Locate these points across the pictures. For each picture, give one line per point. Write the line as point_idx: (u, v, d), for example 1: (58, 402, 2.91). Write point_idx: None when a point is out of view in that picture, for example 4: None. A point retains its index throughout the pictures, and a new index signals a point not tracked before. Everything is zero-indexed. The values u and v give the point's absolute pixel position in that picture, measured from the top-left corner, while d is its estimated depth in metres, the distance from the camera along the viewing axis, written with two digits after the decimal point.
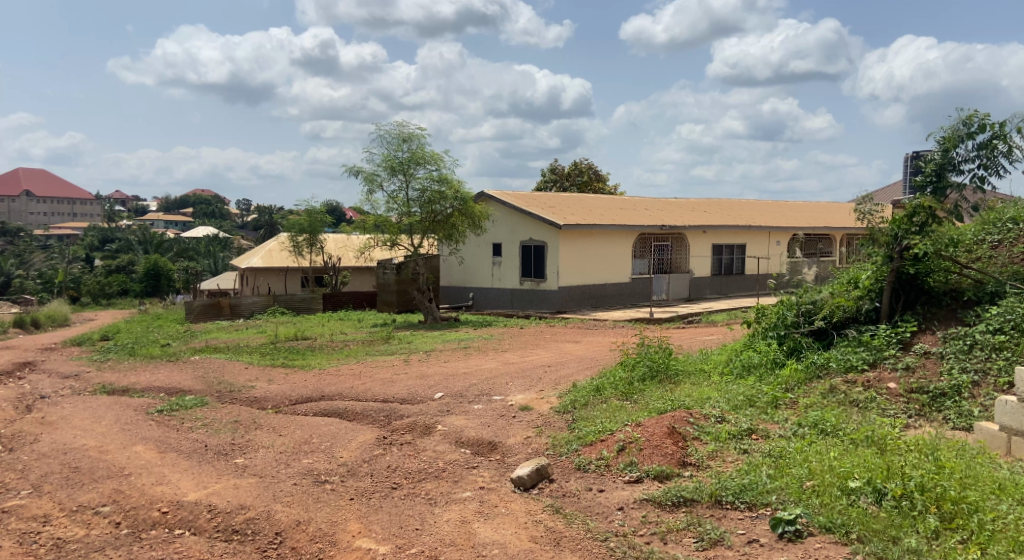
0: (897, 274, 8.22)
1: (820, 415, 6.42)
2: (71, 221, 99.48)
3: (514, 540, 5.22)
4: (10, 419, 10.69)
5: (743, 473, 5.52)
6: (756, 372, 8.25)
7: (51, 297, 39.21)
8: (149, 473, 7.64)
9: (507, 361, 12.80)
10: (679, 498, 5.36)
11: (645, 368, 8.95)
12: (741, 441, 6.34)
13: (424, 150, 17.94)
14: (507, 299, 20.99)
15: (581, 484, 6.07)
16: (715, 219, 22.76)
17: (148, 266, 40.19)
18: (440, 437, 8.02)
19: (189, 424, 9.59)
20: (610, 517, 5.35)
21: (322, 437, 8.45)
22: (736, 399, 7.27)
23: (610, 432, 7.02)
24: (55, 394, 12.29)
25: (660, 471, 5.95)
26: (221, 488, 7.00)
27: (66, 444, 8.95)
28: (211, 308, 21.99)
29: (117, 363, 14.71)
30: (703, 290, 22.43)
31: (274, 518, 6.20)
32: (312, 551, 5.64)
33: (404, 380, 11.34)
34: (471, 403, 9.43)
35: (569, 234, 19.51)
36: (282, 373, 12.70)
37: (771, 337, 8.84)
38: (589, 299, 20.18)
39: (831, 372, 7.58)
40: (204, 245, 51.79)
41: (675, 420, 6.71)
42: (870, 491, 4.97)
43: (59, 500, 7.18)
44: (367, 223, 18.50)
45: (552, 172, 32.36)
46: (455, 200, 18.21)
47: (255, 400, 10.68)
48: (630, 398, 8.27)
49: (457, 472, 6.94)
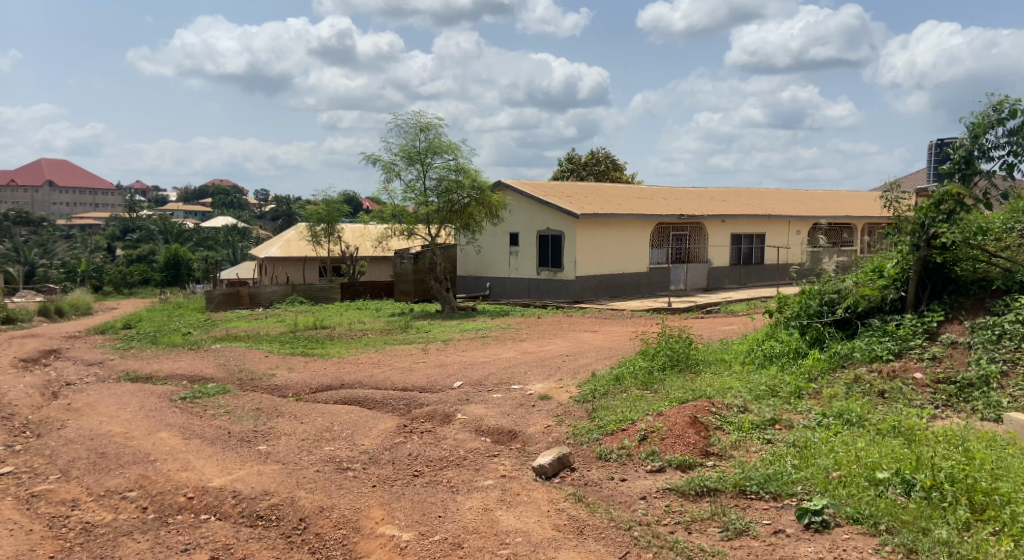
0: (923, 263, 8.14)
1: (845, 405, 6.38)
2: (93, 210, 100.55)
3: (537, 528, 5.23)
4: (38, 405, 10.87)
5: (767, 464, 5.50)
6: (778, 362, 8.22)
7: (74, 285, 39.74)
8: (174, 459, 7.73)
9: (525, 350, 12.81)
10: (702, 488, 5.35)
11: (665, 357, 8.94)
12: (765, 431, 6.31)
13: (441, 140, 17.92)
14: (524, 289, 20.99)
15: (603, 474, 6.07)
16: (734, 208, 22.61)
17: (168, 255, 40.64)
18: (460, 426, 8.05)
19: (211, 411, 9.69)
20: (633, 507, 5.35)
21: (343, 424, 8.50)
22: (759, 389, 7.25)
23: (632, 421, 7.01)
24: (80, 380, 12.47)
25: (683, 460, 5.94)
26: (245, 474, 7.07)
27: (93, 430, 9.08)
28: (231, 297, 22.14)
29: (140, 351, 14.89)
30: (722, 280, 22.33)
31: (299, 504, 6.26)
32: (336, 538, 5.68)
33: (423, 369, 11.39)
34: (490, 392, 9.46)
35: (587, 223, 19.45)
36: (302, 362, 12.79)
37: (794, 327, 8.80)
38: (606, 289, 20.15)
39: (856, 362, 7.53)
40: (223, 235, 52.26)
41: (697, 409, 6.70)
42: (899, 482, 4.94)
43: (87, 485, 7.30)
44: (384, 212, 18.54)
45: (569, 161, 32.31)
46: (472, 189, 18.18)
47: (277, 388, 10.77)
48: (650, 388, 8.26)
49: (478, 460, 6.96)
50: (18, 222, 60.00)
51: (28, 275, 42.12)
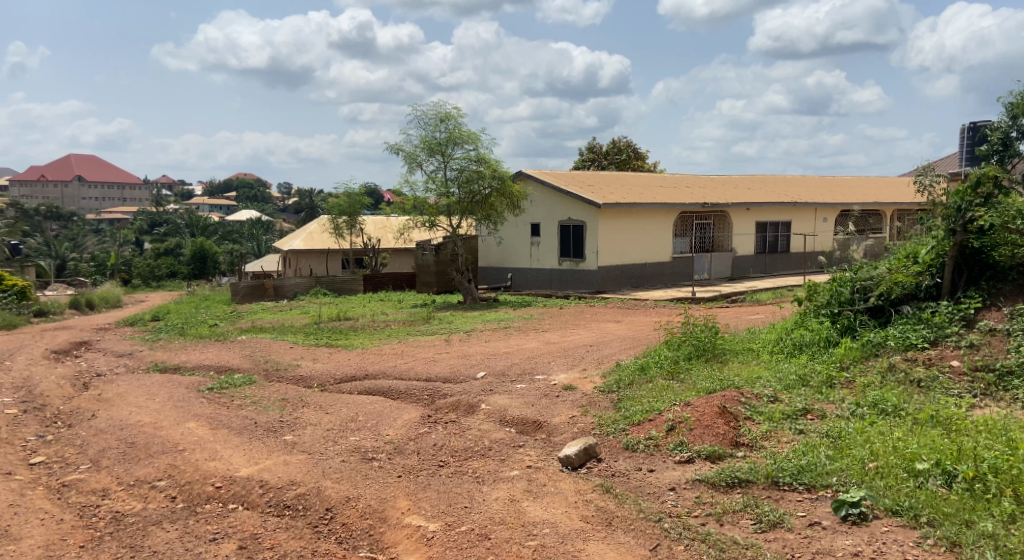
0: (959, 248, 7.96)
1: (880, 395, 6.25)
2: (120, 205, 101.69)
3: (564, 519, 5.17)
4: (69, 395, 10.99)
5: (800, 454, 5.39)
6: (808, 350, 8.09)
7: (104, 279, 40.29)
8: (202, 449, 7.76)
9: (548, 341, 12.74)
10: (734, 479, 5.26)
11: (691, 347, 8.82)
12: (796, 421, 6.20)
13: (461, 130, 17.84)
14: (546, 279, 20.90)
15: (630, 464, 5.99)
16: (759, 196, 22.36)
17: (195, 249, 41.03)
18: (485, 416, 8.00)
19: (238, 401, 9.73)
20: (663, 498, 5.26)
21: (368, 415, 8.48)
22: (789, 378, 7.14)
23: (658, 411, 6.92)
24: (110, 371, 12.59)
25: (712, 451, 5.85)
26: (272, 464, 7.07)
27: (122, 420, 9.15)
28: (255, 290, 22.27)
29: (168, 342, 15.00)
30: (747, 268, 22.11)
31: (325, 494, 6.24)
32: (363, 528, 5.65)
33: (446, 359, 11.36)
34: (513, 382, 9.41)
35: (609, 212, 19.31)
36: (326, 352, 12.81)
37: (825, 315, 8.66)
38: (628, 279, 20.02)
39: (889, 350, 7.39)
40: (247, 229, 52.68)
41: (725, 399, 6.61)
42: (939, 473, 4.82)
43: (117, 475, 7.35)
44: (406, 203, 18.52)
45: (591, 151, 32.12)
46: (493, 179, 18.07)
47: (302, 378, 10.79)
48: (676, 377, 8.16)
49: (503, 451, 6.91)
50: (49, 217, 60.86)
51: (59, 269, 42.73)
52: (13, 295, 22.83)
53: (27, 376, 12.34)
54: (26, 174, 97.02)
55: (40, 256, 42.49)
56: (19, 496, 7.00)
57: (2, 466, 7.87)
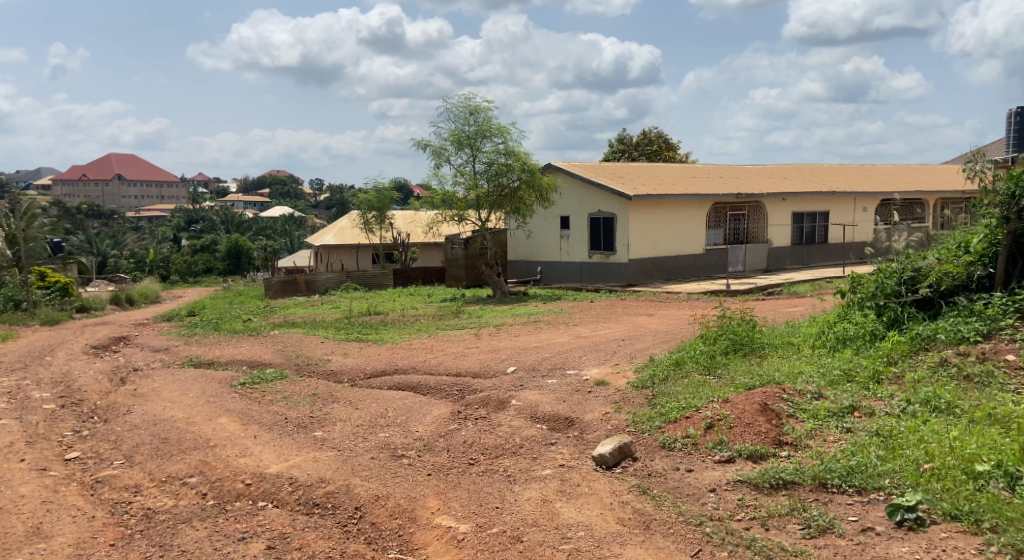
0: (1014, 236, 7.64)
1: (932, 391, 6.01)
2: (158, 203, 103.44)
3: (600, 521, 4.99)
4: (106, 390, 11.05)
5: (849, 455, 5.18)
6: (852, 345, 7.85)
7: (143, 276, 40.96)
8: (233, 445, 7.70)
9: (579, 335, 12.55)
10: (778, 480, 5.07)
11: (728, 341, 8.58)
12: (843, 419, 5.98)
13: (491, 123, 17.66)
14: (576, 272, 20.68)
15: (668, 464, 5.80)
16: (795, 186, 21.93)
17: (231, 245, 41.56)
18: (515, 412, 7.84)
19: (269, 396, 9.68)
20: (703, 500, 5.06)
21: (398, 410, 8.37)
22: (833, 374, 6.92)
23: (696, 408, 6.71)
24: (147, 366, 12.67)
25: (754, 450, 5.67)
26: (302, 461, 6.99)
27: (156, 415, 9.14)
28: (287, 285, 22.32)
29: (203, 337, 15.08)
30: (783, 260, 21.70)
31: (355, 492, 6.12)
32: (393, 528, 5.52)
33: (476, 354, 11.22)
34: (544, 377, 9.25)
35: (640, 204, 19.04)
36: (357, 347, 12.75)
37: (869, 308, 8.39)
38: (661, 272, 19.73)
39: (939, 344, 7.14)
40: (280, 224, 53.17)
41: (766, 396, 6.40)
42: (1001, 475, 4.56)
43: (149, 471, 7.33)
44: (434, 197, 18.41)
45: (621, 142, 31.80)
46: (522, 172, 17.86)
47: (332, 373, 10.74)
48: (713, 372, 7.94)
49: (535, 449, 6.75)
50: (90, 216, 62.04)
51: (100, 265, 43.55)
52: (56, 291, 23.17)
53: (66, 370, 12.46)
54: (66, 172, 98.99)
55: (82, 253, 43.28)
56: (53, 492, 6.99)
57: (38, 461, 7.89)
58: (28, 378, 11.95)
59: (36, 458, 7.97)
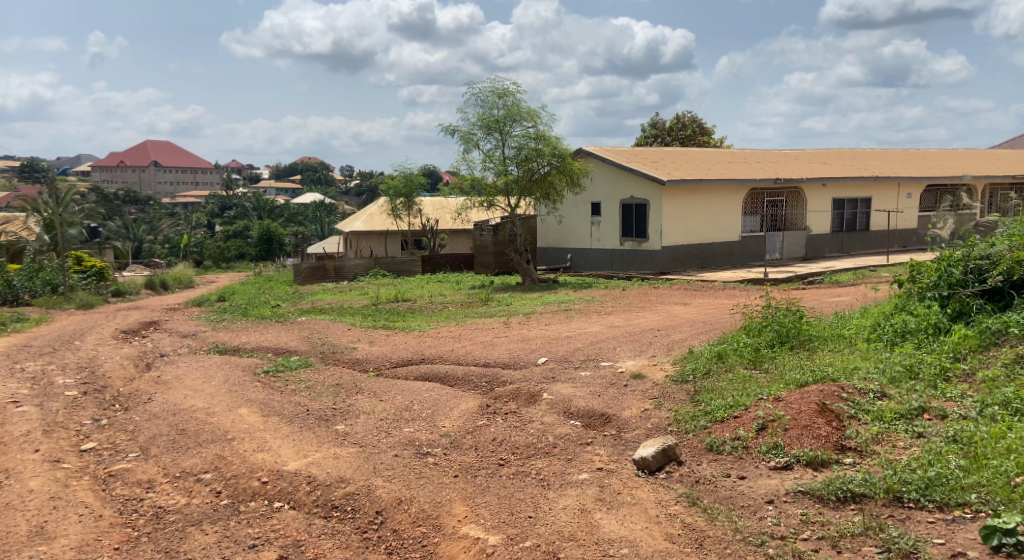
0: None
1: (1013, 392, 5.44)
2: (193, 189, 104.33)
3: (645, 537, 4.50)
4: (130, 377, 10.77)
5: (925, 464, 4.67)
6: (913, 339, 7.25)
7: (177, 261, 41.15)
8: (251, 438, 7.30)
9: (612, 324, 12.01)
10: (845, 493, 4.56)
11: (774, 333, 8.01)
12: (913, 422, 5.41)
13: (520, 107, 17.10)
14: (607, 260, 20.09)
15: (717, 470, 5.28)
16: (836, 170, 21.11)
17: (262, 230, 41.49)
18: (547, 407, 7.35)
19: (292, 385, 9.31)
20: (761, 514, 4.55)
21: (423, 403, 7.91)
22: (895, 370, 6.34)
23: (745, 407, 6.14)
24: (173, 352, 12.38)
25: (814, 456, 5.12)
26: (322, 458, 6.56)
27: (176, 404, 8.80)
28: (317, 271, 22.04)
29: (231, 322, 14.80)
30: (822, 248, 20.95)
31: (376, 494, 5.68)
32: (415, 537, 5.07)
33: (505, 343, 10.73)
34: (577, 369, 8.74)
35: (674, 190, 18.40)
36: (383, 335, 12.34)
37: (931, 299, 7.79)
38: (695, 259, 19.08)
39: (1013, 339, 6.53)
40: (311, 211, 53.06)
41: (825, 395, 5.82)
42: None
43: (163, 465, 6.96)
44: (463, 183, 17.91)
45: (654, 127, 31.06)
46: (553, 157, 17.28)
47: (358, 361, 10.33)
48: (759, 367, 7.38)
49: (569, 449, 6.24)
50: (127, 201, 62.42)
51: (135, 251, 43.86)
52: (92, 275, 22.95)
53: (93, 356, 12.20)
54: (106, 160, 100.49)
55: (119, 238, 43.44)
56: (63, 487, 6.63)
57: (52, 452, 7.54)
58: (54, 363, 11.71)
59: (51, 449, 7.63)
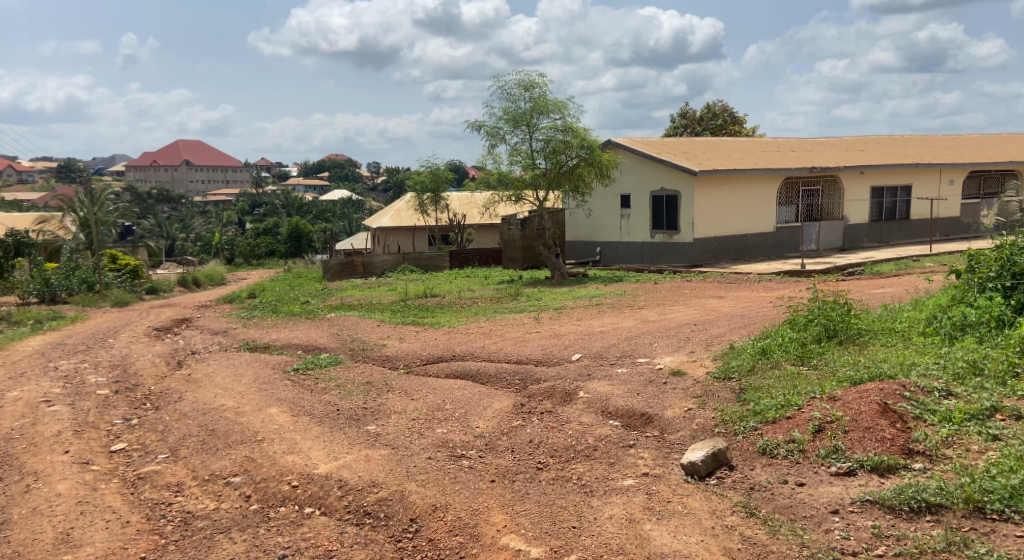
0: None
1: None
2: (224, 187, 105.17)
3: (702, 552, 4.20)
4: (162, 375, 10.65)
5: (1006, 469, 4.32)
6: (973, 333, 6.85)
7: (209, 259, 41.40)
8: (281, 439, 7.09)
9: (646, 319, 11.66)
10: (919, 503, 4.22)
11: (821, 327, 7.61)
12: (987, 423, 5.02)
13: (547, 98, 16.75)
14: (638, 253, 19.70)
15: (773, 476, 4.95)
16: (875, 158, 20.51)
17: (292, 228, 41.59)
18: (584, 406, 7.04)
19: (322, 384, 9.09)
20: (826, 527, 4.24)
21: (455, 403, 7.64)
22: (958, 367, 5.94)
23: (797, 406, 5.78)
24: (205, 350, 12.24)
25: (880, 462, 4.77)
26: (353, 460, 6.31)
27: (206, 404, 8.61)
28: (345, 267, 21.88)
29: (261, 319, 14.64)
30: (860, 238, 20.37)
31: (409, 500, 5.43)
32: (453, 547, 4.80)
33: (537, 339, 10.43)
34: (613, 366, 8.42)
35: (706, 181, 17.96)
36: (412, 331, 12.09)
37: (992, 291, 7.34)
38: (728, 251, 18.64)
39: None
40: (341, 208, 53.14)
41: (885, 393, 5.43)
42: None
43: (193, 468, 6.75)
44: (490, 177, 17.61)
45: (684, 117, 30.57)
46: (581, 149, 16.93)
47: (388, 358, 10.10)
48: (807, 364, 7.02)
49: (611, 452, 5.92)
50: (160, 200, 62.96)
51: (168, 250, 44.24)
52: (126, 273, 23.00)
53: (125, 354, 12.10)
54: (140, 161, 101.85)
55: (153, 236, 43.77)
56: (91, 490, 6.45)
57: (82, 453, 7.38)
58: (87, 362, 11.62)
59: (81, 450, 7.47)
